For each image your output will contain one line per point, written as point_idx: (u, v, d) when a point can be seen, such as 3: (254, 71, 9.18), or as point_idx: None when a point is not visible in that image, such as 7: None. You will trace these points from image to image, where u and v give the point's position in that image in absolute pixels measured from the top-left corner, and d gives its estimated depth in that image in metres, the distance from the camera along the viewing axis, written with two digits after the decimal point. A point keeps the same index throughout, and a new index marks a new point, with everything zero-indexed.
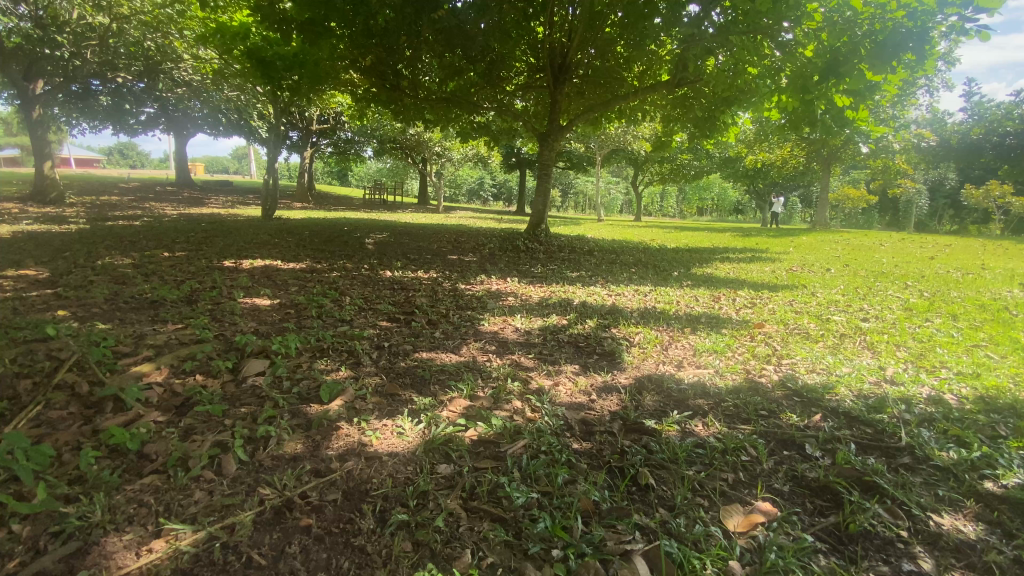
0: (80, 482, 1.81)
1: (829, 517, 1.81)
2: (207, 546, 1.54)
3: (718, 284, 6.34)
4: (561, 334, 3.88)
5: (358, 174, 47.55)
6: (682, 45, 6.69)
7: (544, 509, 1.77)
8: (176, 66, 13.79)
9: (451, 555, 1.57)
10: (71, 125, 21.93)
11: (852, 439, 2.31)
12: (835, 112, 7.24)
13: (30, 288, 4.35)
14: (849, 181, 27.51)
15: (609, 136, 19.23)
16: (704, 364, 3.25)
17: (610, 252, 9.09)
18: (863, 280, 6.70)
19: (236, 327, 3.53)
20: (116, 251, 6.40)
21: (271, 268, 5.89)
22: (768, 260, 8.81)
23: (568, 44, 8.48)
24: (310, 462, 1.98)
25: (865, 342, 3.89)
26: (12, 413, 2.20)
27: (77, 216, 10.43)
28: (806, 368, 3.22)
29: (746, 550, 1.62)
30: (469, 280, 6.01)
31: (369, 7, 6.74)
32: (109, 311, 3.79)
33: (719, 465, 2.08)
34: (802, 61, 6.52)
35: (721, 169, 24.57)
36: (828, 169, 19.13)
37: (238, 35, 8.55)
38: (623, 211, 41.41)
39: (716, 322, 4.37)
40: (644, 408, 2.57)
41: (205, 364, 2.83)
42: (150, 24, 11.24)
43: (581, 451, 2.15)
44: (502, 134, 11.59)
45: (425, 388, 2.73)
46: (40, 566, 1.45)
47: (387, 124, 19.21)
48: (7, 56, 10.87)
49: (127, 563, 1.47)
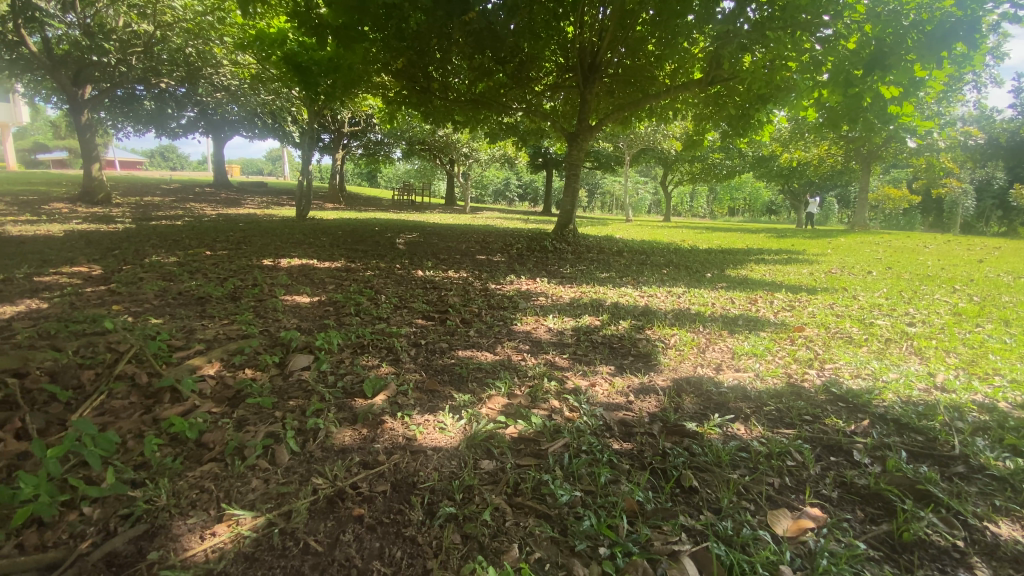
0: (145, 467, 1.92)
1: (881, 524, 1.76)
2: (266, 532, 1.60)
3: (753, 286, 6.24)
4: (594, 334, 3.89)
5: (388, 176, 48.64)
6: (716, 42, 6.54)
7: (588, 508, 1.78)
8: (217, 72, 14.27)
9: (499, 549, 1.59)
10: (117, 129, 23.03)
11: (902, 446, 2.23)
12: (880, 107, 6.95)
13: (85, 283, 4.61)
14: (890, 180, 26.41)
15: (637, 136, 19.06)
16: (743, 367, 3.19)
17: (640, 253, 9.01)
18: (908, 284, 6.43)
19: (279, 323, 3.65)
20: (161, 249, 6.68)
21: (307, 267, 6.06)
22: (805, 262, 8.58)
23: (598, 43, 8.42)
24: (358, 454, 2.04)
25: (911, 347, 3.75)
26: (79, 402, 2.33)
27: (123, 215, 10.91)
28: (850, 373, 3.13)
29: (797, 555, 1.59)
30: (499, 280, 6.04)
31: (403, 11, 6.86)
32: (159, 306, 3.97)
33: (764, 470, 2.04)
34: (844, 53, 6.32)
35: (754, 169, 24.00)
36: (868, 167, 18.45)
37: (275, 41, 8.93)
38: (651, 212, 40.92)
39: (754, 325, 4.29)
40: (684, 411, 2.55)
41: (253, 357, 2.94)
42: (192, 31, 11.79)
43: (622, 451, 2.14)
44: (530, 135, 11.59)
45: (464, 385, 2.78)
46: (112, 546, 1.53)
47: (416, 125, 19.44)
48: (59, 64, 11.49)
49: (192, 545, 1.55)
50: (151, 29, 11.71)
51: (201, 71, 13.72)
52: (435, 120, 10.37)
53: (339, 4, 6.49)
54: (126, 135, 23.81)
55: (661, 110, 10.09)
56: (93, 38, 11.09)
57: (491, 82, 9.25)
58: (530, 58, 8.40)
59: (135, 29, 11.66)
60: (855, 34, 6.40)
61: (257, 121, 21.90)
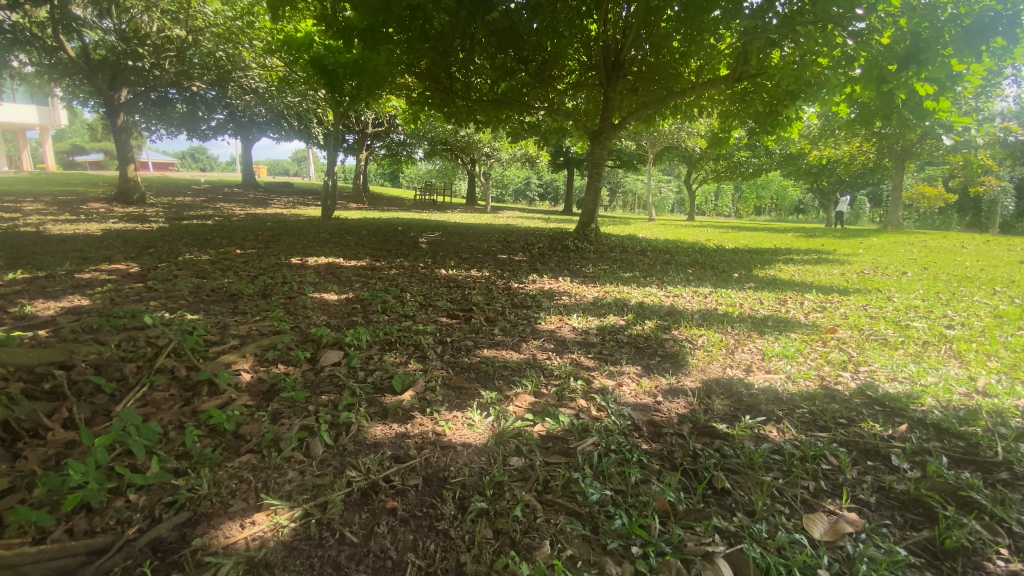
0: (186, 457, 1.98)
1: (922, 531, 1.71)
2: (303, 521, 1.65)
3: (782, 286, 6.12)
4: (619, 334, 3.86)
5: (409, 176, 49.15)
6: (743, 38, 6.43)
7: (619, 507, 1.77)
8: (246, 76, 14.60)
9: (531, 545, 1.60)
10: (151, 132, 23.78)
11: (943, 451, 2.16)
12: (916, 102, 6.75)
13: (125, 280, 4.77)
14: (925, 178, 25.45)
15: (661, 134, 18.83)
16: (774, 368, 3.13)
17: (664, 253, 8.88)
18: (945, 285, 6.23)
19: (309, 320, 3.74)
20: (193, 248, 6.87)
21: (334, 265, 6.17)
22: (835, 262, 8.35)
23: (622, 41, 8.33)
24: (390, 448, 2.08)
25: (950, 350, 3.63)
26: (122, 393, 2.42)
27: (156, 215, 11.18)
28: (886, 376, 3.04)
29: (835, 560, 1.55)
30: (521, 279, 6.02)
31: (426, 11, 6.89)
32: (193, 303, 4.09)
33: (799, 473, 2.00)
34: (877, 48, 6.15)
35: (782, 167, 23.44)
36: (903, 164, 17.80)
37: (302, 45, 9.15)
38: (674, 211, 40.36)
39: (784, 325, 4.21)
40: (714, 412, 2.51)
41: (286, 353, 3.02)
42: (222, 35, 12.12)
43: (651, 451, 2.13)
44: (552, 134, 11.56)
45: (491, 382, 2.80)
46: (157, 533, 1.59)
47: (438, 125, 19.55)
48: (97, 68, 11.89)
49: (233, 533, 1.60)
50: (183, 34, 12.05)
51: (231, 75, 14.08)
52: (458, 120, 10.40)
53: (365, 6, 6.60)
54: (158, 137, 24.53)
55: (686, 107, 9.94)
56: (129, 44, 11.48)
57: (513, 82, 9.25)
58: (553, 57, 8.38)
59: (168, 33, 11.96)
60: (889, 27, 6.22)
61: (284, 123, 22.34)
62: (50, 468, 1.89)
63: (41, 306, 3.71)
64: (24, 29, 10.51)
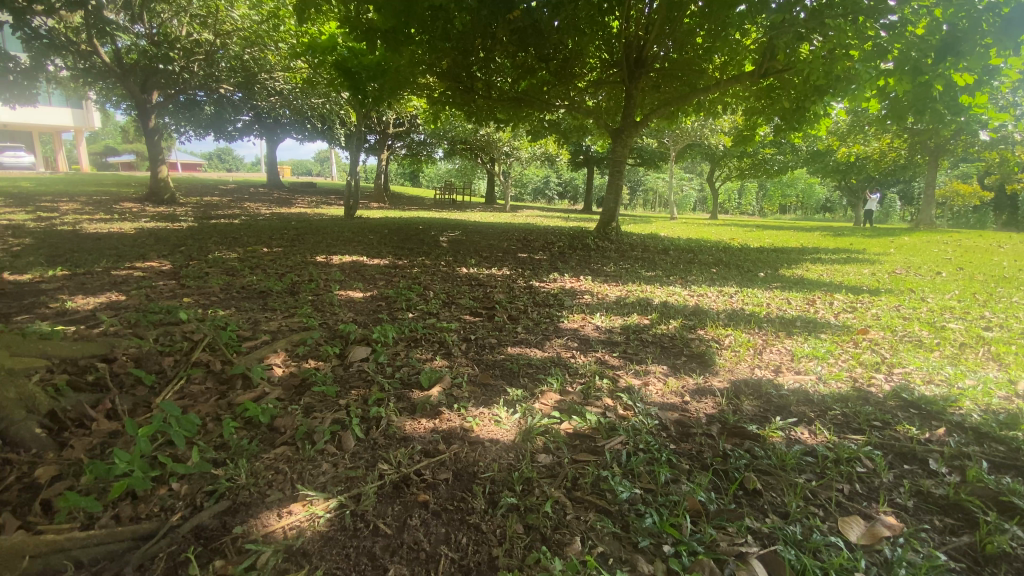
0: (224, 448, 2.05)
1: (962, 536, 1.66)
2: (338, 512, 1.69)
3: (810, 286, 5.98)
4: (643, 333, 3.83)
5: (429, 175, 49.98)
6: (770, 33, 6.30)
7: (649, 505, 1.77)
8: (271, 78, 14.90)
9: (562, 541, 1.61)
10: (180, 134, 24.46)
11: (983, 456, 2.09)
12: (952, 96, 6.51)
13: (158, 277, 4.92)
14: (960, 175, 24.61)
15: (684, 131, 18.61)
16: (804, 369, 3.07)
17: (686, 252, 8.73)
18: (981, 285, 6.04)
19: (337, 317, 3.81)
20: (223, 246, 7.06)
21: (358, 263, 6.26)
22: (865, 261, 8.14)
23: (645, 37, 8.24)
24: (420, 442, 2.11)
25: (989, 352, 3.51)
26: (161, 385, 2.51)
27: (186, 215, 11.42)
28: (922, 378, 2.96)
29: (873, 563, 1.52)
30: (542, 278, 6.02)
31: (448, 12, 6.90)
32: (225, 299, 4.21)
33: (832, 475, 1.97)
34: (911, 39, 5.97)
35: (808, 164, 22.91)
36: (937, 161, 17.20)
37: (327, 48, 9.31)
38: (696, 210, 39.84)
39: (813, 326, 4.13)
40: (744, 413, 2.48)
41: (315, 348, 3.08)
42: (249, 39, 12.43)
43: (680, 451, 2.11)
44: (572, 132, 11.50)
45: (516, 380, 2.81)
46: (199, 520, 1.65)
47: (459, 125, 19.67)
48: (128, 72, 12.26)
49: (271, 522, 1.65)
50: (212, 38, 12.35)
51: (256, 76, 14.31)
52: (478, 119, 10.45)
53: (387, 6, 6.65)
54: (187, 138, 25.08)
55: (710, 104, 9.81)
56: (160, 48, 11.81)
57: (534, 80, 9.23)
58: (574, 55, 8.36)
59: (196, 37, 12.27)
60: (924, 18, 6.05)
61: (308, 125, 22.78)
62: (96, 457, 1.97)
63: (80, 301, 3.85)
64: (60, 34, 10.78)
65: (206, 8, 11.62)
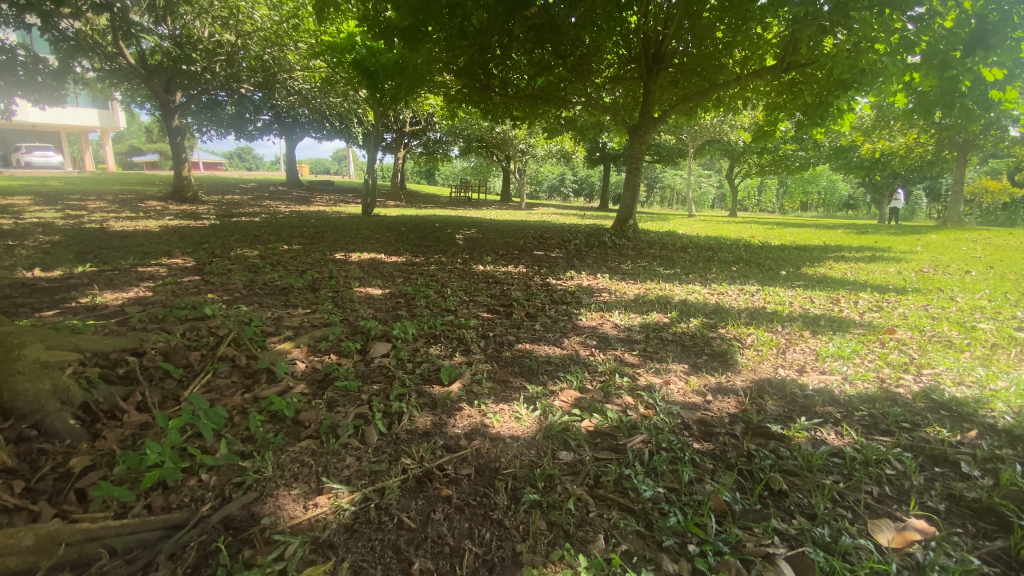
0: (251, 440, 2.10)
1: (996, 540, 1.62)
2: (363, 505, 1.71)
3: (834, 285, 5.80)
4: (663, 331, 3.80)
5: (445, 174, 50.46)
6: (792, 26, 6.22)
7: (673, 504, 1.75)
8: (290, 78, 15.09)
9: (586, 538, 1.61)
10: (203, 134, 24.97)
11: (1018, 459, 2.03)
12: (981, 91, 6.33)
13: (183, 274, 5.04)
14: (990, 171, 23.76)
15: (702, 127, 18.37)
16: (829, 369, 3.01)
17: (706, 250, 8.61)
18: (1013, 284, 5.83)
19: (358, 313, 3.85)
20: (245, 243, 7.21)
21: (376, 261, 6.34)
22: (891, 260, 7.92)
23: (664, 32, 8.17)
24: (441, 438, 2.12)
25: (1022, 353, 3.39)
26: (188, 378, 2.57)
27: (207, 214, 11.61)
28: (952, 380, 2.88)
29: (904, 567, 1.49)
30: (559, 276, 5.99)
31: (466, 10, 6.87)
32: (248, 296, 4.28)
33: (861, 477, 1.93)
34: (940, 32, 5.87)
35: (831, 160, 22.43)
36: (966, 156, 16.66)
37: (345, 48, 9.39)
38: (714, 207, 39.38)
39: (838, 325, 4.04)
40: (767, 413, 2.44)
41: (337, 343, 3.13)
42: (270, 39, 12.65)
43: (704, 451, 2.08)
44: (589, 129, 11.44)
45: (535, 377, 2.81)
46: (229, 510, 1.68)
47: (475, 123, 19.70)
48: (152, 73, 12.57)
49: (298, 514, 1.67)
50: (233, 39, 12.59)
51: (276, 76, 14.47)
52: (494, 117, 10.46)
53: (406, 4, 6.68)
54: (209, 138, 25.58)
55: (729, 100, 9.66)
56: (183, 49, 12.08)
57: (550, 77, 9.18)
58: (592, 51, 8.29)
59: (218, 37, 12.53)
60: (953, 9, 5.92)
61: (327, 124, 23.06)
62: (127, 448, 2.02)
63: (110, 297, 3.96)
64: (87, 36, 11.06)
65: (228, 9, 11.83)
